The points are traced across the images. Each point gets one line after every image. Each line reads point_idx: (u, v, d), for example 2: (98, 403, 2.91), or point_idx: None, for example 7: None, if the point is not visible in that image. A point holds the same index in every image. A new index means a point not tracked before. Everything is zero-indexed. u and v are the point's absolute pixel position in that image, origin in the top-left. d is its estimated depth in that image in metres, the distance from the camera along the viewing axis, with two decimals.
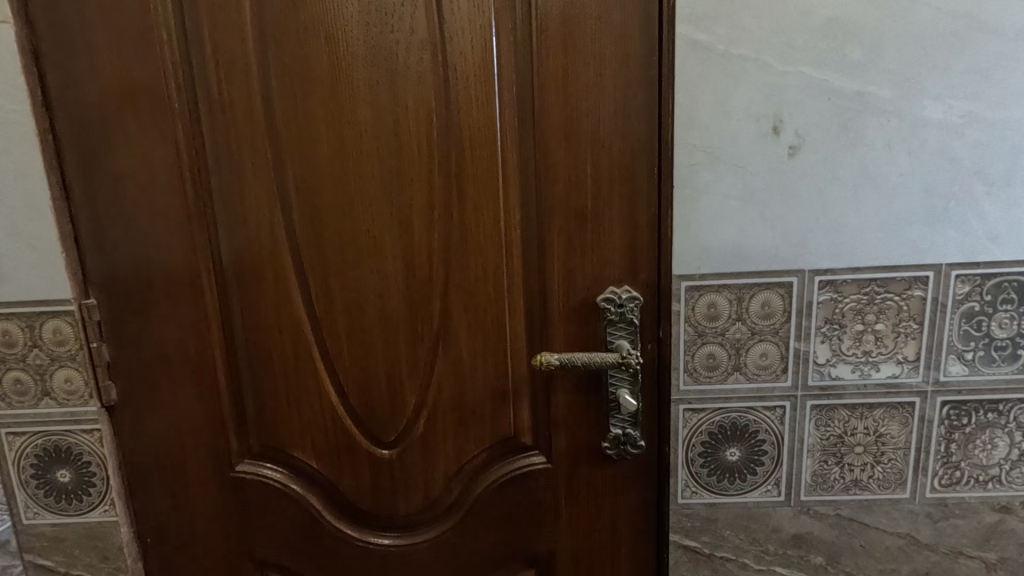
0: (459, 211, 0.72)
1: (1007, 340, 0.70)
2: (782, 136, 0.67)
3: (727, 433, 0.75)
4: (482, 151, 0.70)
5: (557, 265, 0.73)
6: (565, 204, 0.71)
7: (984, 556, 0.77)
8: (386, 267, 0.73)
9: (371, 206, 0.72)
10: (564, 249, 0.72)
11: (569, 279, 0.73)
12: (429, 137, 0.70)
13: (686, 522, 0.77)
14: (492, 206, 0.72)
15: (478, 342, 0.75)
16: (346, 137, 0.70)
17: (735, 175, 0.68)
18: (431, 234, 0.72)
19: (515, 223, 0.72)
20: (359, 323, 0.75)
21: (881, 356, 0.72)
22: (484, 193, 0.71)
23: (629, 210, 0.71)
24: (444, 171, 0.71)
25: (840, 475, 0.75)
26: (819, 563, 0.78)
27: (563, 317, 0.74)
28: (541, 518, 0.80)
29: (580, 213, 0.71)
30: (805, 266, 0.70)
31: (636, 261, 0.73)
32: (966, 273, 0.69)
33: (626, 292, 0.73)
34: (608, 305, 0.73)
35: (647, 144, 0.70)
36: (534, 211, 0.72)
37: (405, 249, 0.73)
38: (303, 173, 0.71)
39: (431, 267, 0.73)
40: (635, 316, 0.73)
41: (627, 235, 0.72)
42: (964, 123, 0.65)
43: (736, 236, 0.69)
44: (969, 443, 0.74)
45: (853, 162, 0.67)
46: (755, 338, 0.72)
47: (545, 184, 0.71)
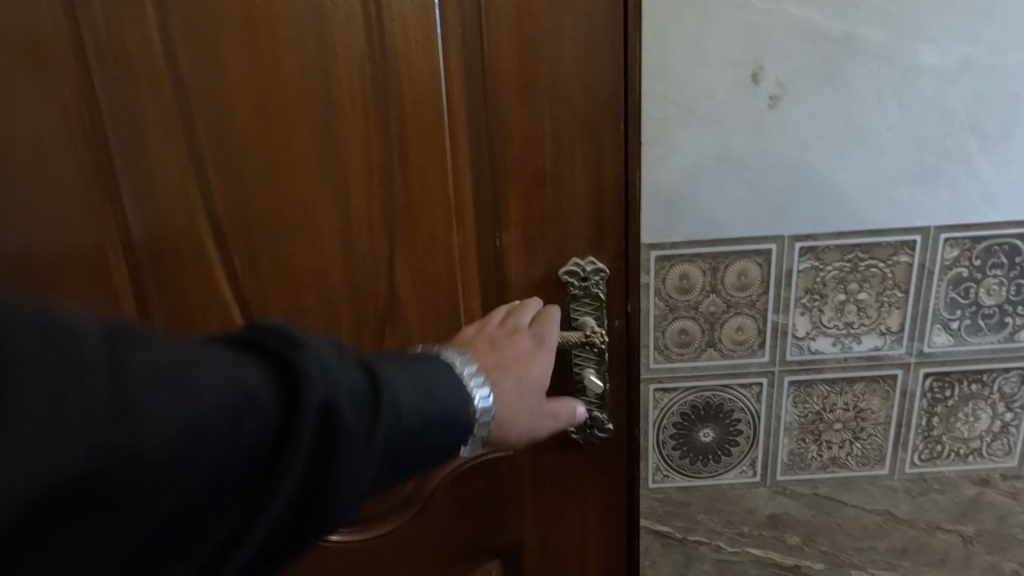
0: (402, 177, 0.63)
1: (994, 307, 0.66)
2: (762, 85, 0.60)
3: (700, 413, 0.70)
4: (425, 105, 0.61)
5: (515, 236, 0.65)
6: (524, 166, 0.63)
7: (961, 530, 0.74)
8: (322, 241, 0.65)
9: (302, 172, 0.63)
10: (523, 217, 0.65)
11: (528, 250, 0.66)
12: (367, 90, 0.61)
13: (658, 507, 0.73)
14: (441, 171, 0.63)
15: (430, 322, 0.68)
16: (267, 89, 0.61)
17: (710, 131, 0.61)
18: (372, 202, 0.64)
19: (467, 188, 0.64)
20: (295, 305, 0.67)
21: (863, 327, 0.67)
22: (429, 154, 0.63)
23: (594, 171, 0.63)
24: (384, 129, 0.62)
25: (818, 453, 0.71)
26: (794, 543, 0.75)
27: (523, 293, 0.67)
28: (505, 507, 0.75)
29: (539, 176, 0.64)
30: (785, 232, 0.64)
31: (603, 229, 0.65)
32: (955, 236, 0.64)
33: (591, 263, 0.66)
34: (571, 279, 0.66)
35: (614, 95, 0.61)
36: (488, 174, 0.64)
37: (344, 221, 0.64)
38: (220, 133, 0.62)
39: (376, 241, 0.65)
40: (600, 291, 0.66)
41: (594, 199, 0.64)
42: (960, 70, 0.59)
43: (711, 199, 0.63)
44: (951, 416, 0.70)
45: (839, 114, 0.60)
46: (731, 311, 0.66)
47: (499, 143, 0.63)
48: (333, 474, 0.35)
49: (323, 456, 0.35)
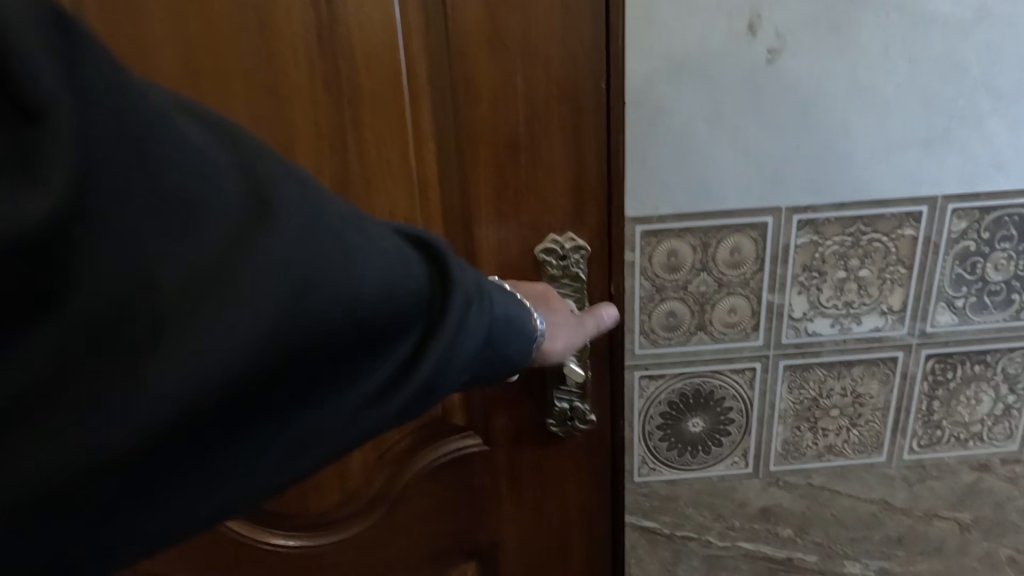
0: (354, 144, 0.54)
1: (1001, 284, 0.61)
2: (759, 36, 0.53)
3: (689, 402, 0.65)
4: (379, 59, 0.51)
5: (485, 214, 0.56)
6: (492, 132, 0.53)
7: (958, 517, 0.71)
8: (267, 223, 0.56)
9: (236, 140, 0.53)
10: (493, 192, 0.55)
11: (501, 230, 0.57)
12: (303, 39, 0.50)
13: (643, 501, 0.69)
14: (399, 138, 0.54)
15: None
16: (190, 39, 0.50)
17: (702, 88, 0.54)
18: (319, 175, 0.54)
19: (430, 159, 0.55)
20: None
21: (864, 307, 0.62)
22: (387, 119, 0.53)
23: (574, 136, 0.54)
24: (330, 88, 0.52)
25: (813, 442, 0.67)
26: (787, 536, 0.70)
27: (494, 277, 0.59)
28: (480, 507, 0.67)
29: (511, 143, 0.54)
30: (782, 203, 0.58)
31: (584, 204, 0.56)
32: (963, 207, 0.59)
33: (570, 240, 0.56)
34: (549, 257, 0.57)
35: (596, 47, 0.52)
36: (453, 141, 0.54)
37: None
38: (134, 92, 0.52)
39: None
40: (580, 271, 0.57)
41: (571, 172, 0.54)
42: (975, 20, 0.53)
43: (702, 167, 0.57)
44: (953, 399, 0.66)
45: (844, 70, 0.54)
46: (723, 291, 0.61)
47: (464, 103, 0.53)
48: (468, 340, 0.33)
49: (465, 319, 0.33)
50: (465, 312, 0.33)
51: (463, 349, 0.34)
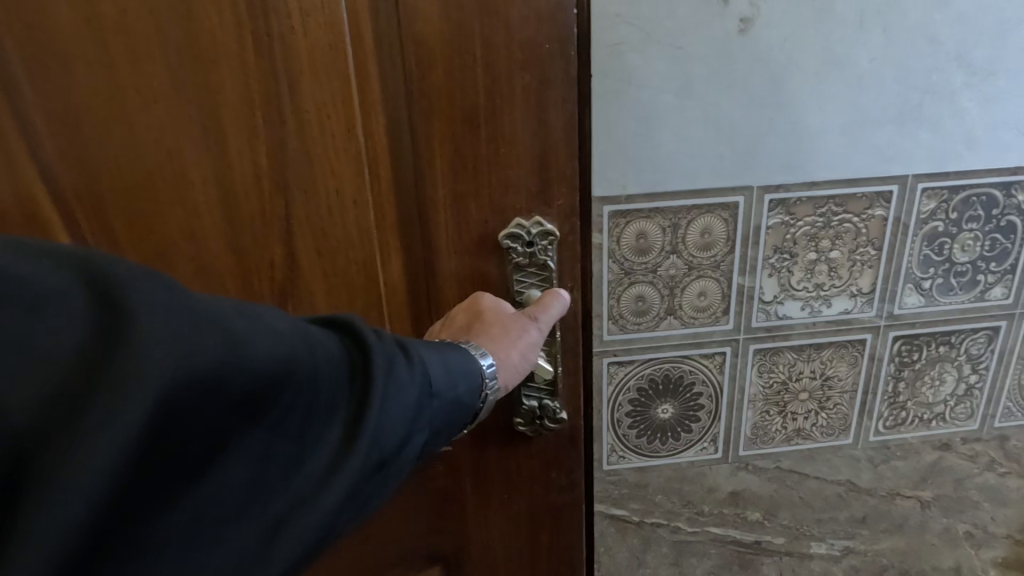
0: (292, 123, 0.38)
1: (967, 265, 0.61)
2: (731, 3, 0.50)
3: (658, 388, 0.63)
4: None
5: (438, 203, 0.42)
6: (451, 103, 0.39)
7: (920, 495, 0.72)
8: (175, 211, 0.39)
9: (132, 121, 0.37)
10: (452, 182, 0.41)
11: (458, 222, 0.42)
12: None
13: (613, 489, 0.68)
14: (344, 116, 0.38)
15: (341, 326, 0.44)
16: None
17: (672, 58, 0.51)
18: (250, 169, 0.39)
19: (379, 128, 0.39)
20: None
21: (834, 289, 0.60)
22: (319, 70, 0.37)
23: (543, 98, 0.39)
24: (257, 46, 0.36)
25: (782, 426, 0.66)
26: (755, 519, 0.70)
27: (448, 295, 0.44)
28: (443, 508, 0.61)
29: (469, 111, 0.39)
30: (753, 182, 0.56)
31: (553, 189, 0.42)
32: (933, 186, 0.58)
33: (536, 222, 0.43)
34: (512, 246, 0.43)
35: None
36: (404, 113, 0.39)
37: (222, 200, 0.39)
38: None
39: (263, 232, 0.41)
40: (550, 259, 0.44)
41: (542, 151, 0.41)
42: None
43: (672, 143, 0.54)
44: (918, 380, 0.66)
45: (818, 40, 0.52)
46: (693, 274, 0.58)
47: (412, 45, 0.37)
48: (405, 423, 0.28)
49: (399, 411, 0.27)
50: (394, 379, 0.27)
51: (406, 408, 0.28)
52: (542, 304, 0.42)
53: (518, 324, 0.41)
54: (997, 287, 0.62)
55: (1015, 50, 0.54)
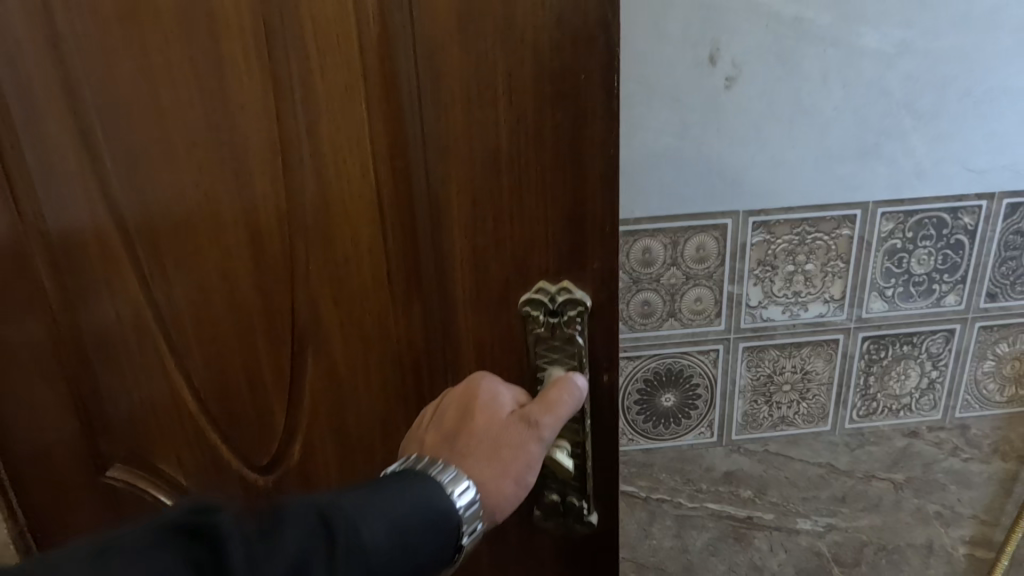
0: (315, 175, 0.47)
1: (924, 276, 0.72)
2: (718, 65, 0.62)
3: (662, 379, 0.74)
4: (336, 75, 0.44)
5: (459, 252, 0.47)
6: (469, 165, 0.44)
7: (893, 478, 0.82)
8: (229, 251, 0.52)
9: (203, 185, 0.50)
10: (476, 231, 0.46)
11: (478, 268, 0.48)
12: (272, 53, 0.44)
13: (623, 468, 0.79)
14: (361, 173, 0.46)
15: (359, 354, 0.53)
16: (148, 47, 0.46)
17: (670, 109, 0.63)
18: (281, 212, 0.49)
19: (397, 190, 0.46)
20: (215, 324, 0.55)
21: (810, 296, 0.72)
22: (346, 146, 0.46)
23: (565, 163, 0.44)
24: (292, 128, 0.46)
25: (768, 413, 0.77)
26: (748, 497, 0.80)
27: (471, 326, 0.50)
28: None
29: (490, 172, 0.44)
30: (739, 207, 0.67)
31: (581, 241, 0.46)
32: (890, 210, 0.69)
33: (562, 292, 0.47)
34: (534, 311, 0.48)
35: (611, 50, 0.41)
36: (425, 172, 0.45)
37: (252, 243, 0.51)
38: (97, 109, 0.49)
39: (282, 263, 0.51)
40: (574, 329, 0.48)
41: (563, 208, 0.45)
42: (897, 53, 0.63)
43: (671, 176, 0.66)
44: (886, 374, 0.77)
45: (790, 94, 0.64)
46: (690, 283, 0.70)
47: (438, 121, 0.43)
48: None
49: None
50: None
51: None
52: (547, 405, 0.45)
53: (513, 430, 0.45)
54: (951, 294, 0.73)
55: (955, 100, 0.65)
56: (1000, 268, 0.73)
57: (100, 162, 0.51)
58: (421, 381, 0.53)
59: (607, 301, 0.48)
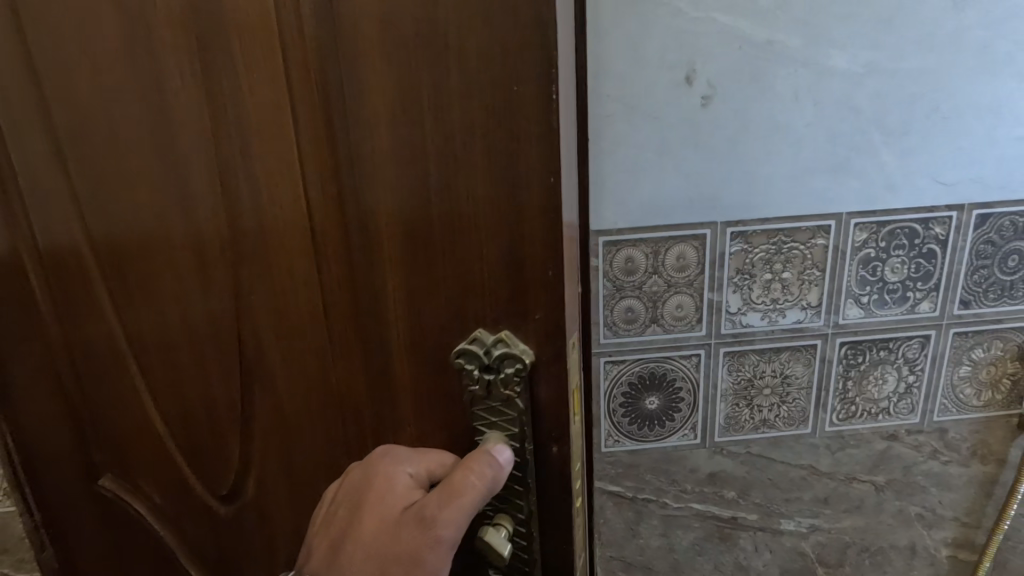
0: (252, 212, 0.48)
1: (898, 283, 0.75)
2: (694, 85, 0.66)
3: (646, 382, 0.77)
4: (268, 117, 0.45)
5: (393, 291, 0.46)
6: (398, 206, 0.43)
7: (873, 480, 0.85)
8: (182, 280, 0.54)
9: (157, 217, 0.53)
10: (402, 277, 0.46)
11: (414, 308, 0.46)
12: (215, 90, 0.46)
13: (610, 469, 0.81)
14: (293, 212, 0.47)
15: (302, 386, 0.53)
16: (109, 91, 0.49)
17: (649, 127, 0.67)
18: (221, 244, 0.51)
19: (329, 228, 0.46)
20: (172, 347, 0.58)
21: (787, 302, 0.75)
22: (280, 184, 0.46)
23: (496, 204, 0.42)
24: (231, 167, 0.48)
25: (750, 416, 0.80)
26: (731, 497, 0.83)
27: (409, 366, 0.49)
28: None
29: (420, 212, 0.43)
30: (718, 218, 0.71)
31: (521, 284, 0.44)
32: (864, 221, 0.72)
33: (501, 343, 0.46)
34: (469, 364, 0.47)
35: (543, 89, 0.39)
36: (356, 211, 0.45)
37: (200, 274, 0.53)
38: (70, 144, 0.53)
39: (224, 294, 0.53)
40: (511, 385, 0.47)
41: (498, 249, 0.43)
42: (865, 73, 0.67)
43: (651, 189, 0.69)
44: (864, 379, 0.79)
45: (763, 112, 0.67)
46: (671, 290, 0.73)
47: (366, 162, 0.43)
48: None
49: None
50: None
51: None
52: (450, 487, 0.47)
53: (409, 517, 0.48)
54: (925, 302, 0.76)
55: (921, 117, 0.69)
56: (972, 277, 0.75)
57: (77, 193, 0.55)
58: (352, 426, 0.53)
59: (550, 347, 0.46)
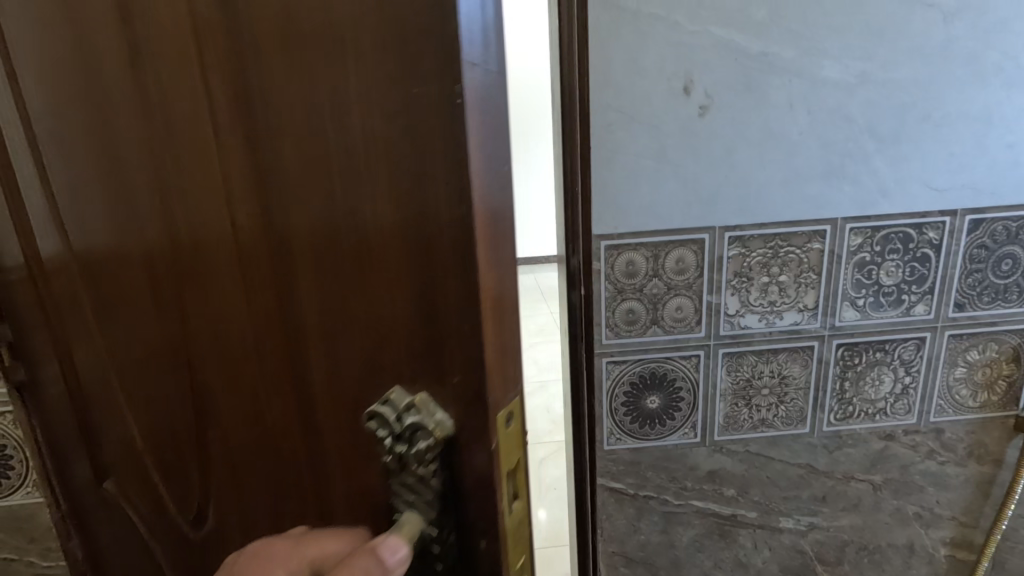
0: (191, 238, 0.51)
1: (893, 286, 0.77)
2: (692, 95, 0.69)
3: (647, 382, 0.80)
4: (198, 153, 0.48)
5: (311, 319, 0.47)
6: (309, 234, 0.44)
7: (871, 479, 0.86)
8: (141, 304, 0.59)
9: (122, 247, 0.57)
10: (315, 303, 0.46)
11: (329, 336, 0.46)
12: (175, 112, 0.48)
13: (611, 466, 0.84)
14: (224, 237, 0.49)
15: (240, 405, 0.55)
16: (88, 134, 0.55)
17: (648, 135, 0.70)
18: (185, 262, 0.53)
19: (251, 254, 0.48)
20: (136, 365, 0.62)
21: (784, 305, 0.77)
22: (212, 216, 0.49)
23: (400, 236, 0.40)
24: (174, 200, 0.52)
25: (748, 416, 0.82)
26: (730, 495, 0.86)
27: (329, 395, 0.48)
28: None
29: (329, 239, 0.43)
30: (715, 223, 0.73)
31: (430, 324, 0.41)
32: (859, 226, 0.74)
33: (414, 411, 0.42)
34: (380, 428, 0.43)
35: (442, 106, 0.36)
36: (275, 239, 0.46)
37: (152, 299, 0.57)
38: (63, 181, 0.59)
39: (178, 315, 0.56)
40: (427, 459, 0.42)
41: (403, 282, 0.41)
42: (858, 83, 0.69)
43: (650, 195, 0.72)
44: (861, 380, 0.81)
45: (758, 121, 0.70)
46: (671, 293, 0.76)
47: (279, 193, 0.44)
48: None
49: None
50: None
51: None
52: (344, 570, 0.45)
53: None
54: (920, 304, 0.78)
55: (913, 124, 0.71)
56: (967, 280, 0.77)
57: (65, 223, 0.61)
58: (285, 450, 0.53)
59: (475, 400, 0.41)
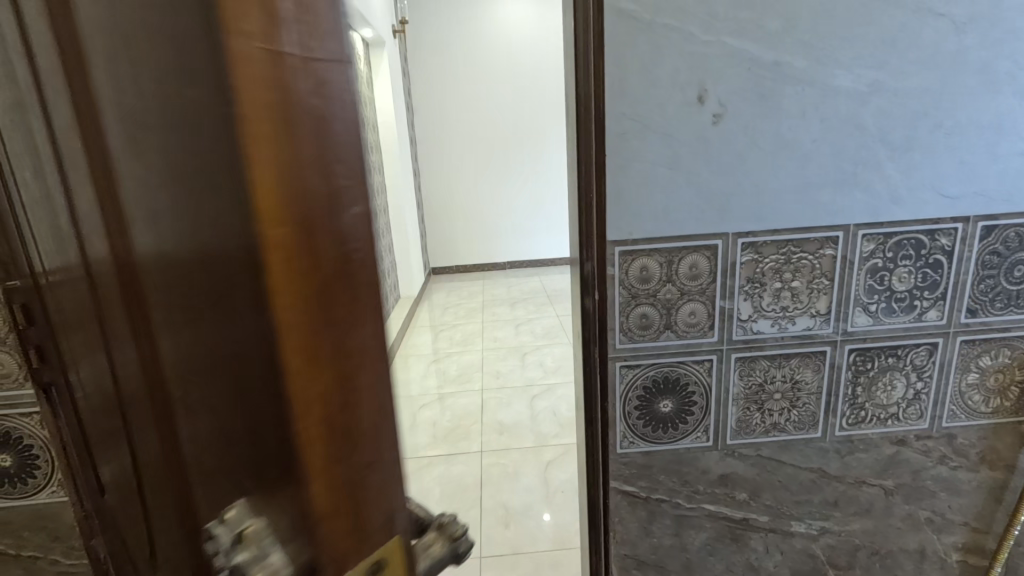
0: (48, 275, 0.43)
1: (905, 292, 0.78)
2: (706, 103, 0.70)
3: (660, 386, 0.81)
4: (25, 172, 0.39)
5: (133, 381, 0.36)
6: (107, 277, 0.33)
7: (883, 483, 0.87)
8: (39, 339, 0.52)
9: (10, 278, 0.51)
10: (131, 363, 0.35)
11: (151, 407, 0.35)
12: None
13: (624, 470, 0.84)
14: (61, 275, 0.40)
15: (112, 466, 0.46)
16: None
17: (662, 143, 0.71)
18: (53, 303, 0.45)
19: (77, 297, 0.38)
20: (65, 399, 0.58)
21: (796, 310, 0.78)
22: (53, 249, 0.40)
23: (182, 292, 0.27)
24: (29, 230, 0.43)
25: (761, 420, 0.83)
26: (742, 499, 0.86)
27: (165, 480, 0.37)
28: None
29: (124, 285, 0.32)
30: (729, 229, 0.74)
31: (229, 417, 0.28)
32: (871, 232, 0.75)
33: (240, 549, 0.26)
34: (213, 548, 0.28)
35: (194, 93, 0.22)
36: (86, 281, 0.35)
37: (45, 335, 0.51)
38: None
39: (63, 355, 0.49)
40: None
41: (194, 353, 0.28)
42: (870, 91, 0.70)
43: (664, 201, 0.73)
44: (873, 385, 0.82)
45: (772, 129, 0.71)
46: (685, 298, 0.77)
47: (78, 226, 0.34)
48: None
49: None
50: None
51: None
52: None
53: None
54: (932, 310, 0.78)
55: (925, 132, 0.72)
56: (979, 286, 0.78)
57: None
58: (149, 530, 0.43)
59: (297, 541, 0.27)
